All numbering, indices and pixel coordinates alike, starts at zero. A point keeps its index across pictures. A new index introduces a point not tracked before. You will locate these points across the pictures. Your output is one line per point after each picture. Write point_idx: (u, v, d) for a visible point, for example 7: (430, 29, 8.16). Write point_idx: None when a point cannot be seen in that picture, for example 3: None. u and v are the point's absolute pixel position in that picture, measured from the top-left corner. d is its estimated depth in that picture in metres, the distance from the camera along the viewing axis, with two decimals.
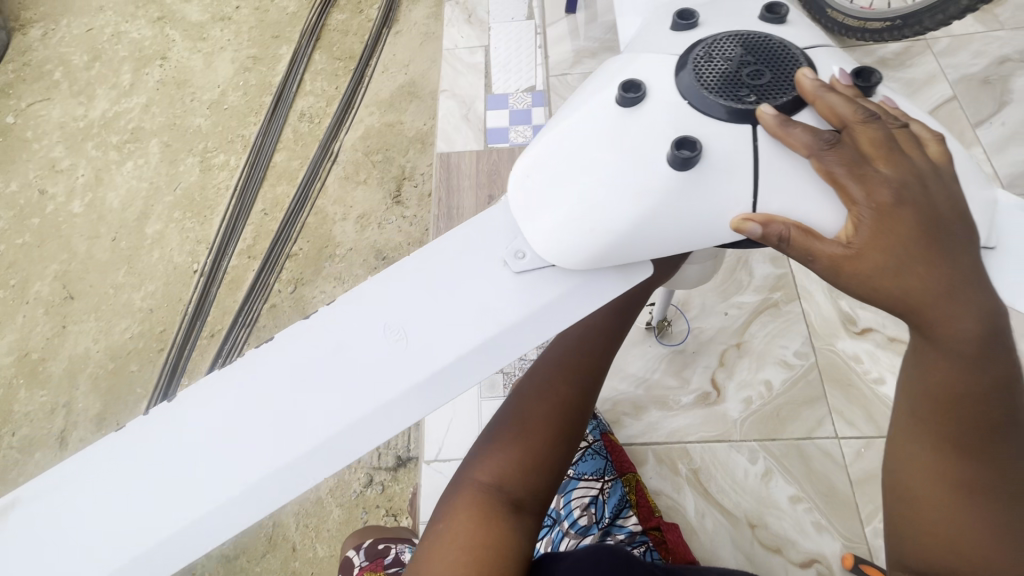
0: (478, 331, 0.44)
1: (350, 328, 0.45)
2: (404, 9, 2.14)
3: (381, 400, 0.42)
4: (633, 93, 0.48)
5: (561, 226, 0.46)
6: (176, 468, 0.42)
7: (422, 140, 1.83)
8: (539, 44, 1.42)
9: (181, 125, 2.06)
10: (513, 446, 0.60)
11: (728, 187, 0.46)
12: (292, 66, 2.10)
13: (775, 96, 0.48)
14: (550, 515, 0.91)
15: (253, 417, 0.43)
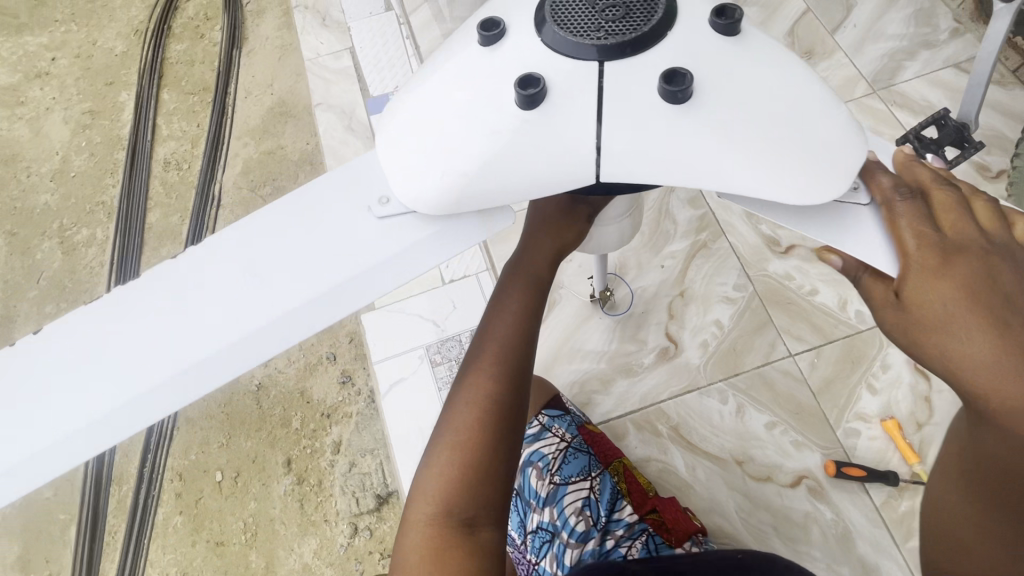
0: (329, 275, 0.44)
1: (214, 272, 0.45)
2: (251, 25, 1.97)
3: (222, 342, 0.43)
4: (493, 32, 0.48)
5: (410, 172, 0.47)
6: (28, 397, 0.42)
7: (310, 160, 1.70)
8: (406, 35, 1.34)
9: (25, 206, 1.78)
10: (453, 462, 0.57)
11: (571, 110, 0.45)
12: (139, 111, 1.87)
13: (624, 28, 0.46)
14: (545, 528, 0.87)
15: (107, 353, 0.43)
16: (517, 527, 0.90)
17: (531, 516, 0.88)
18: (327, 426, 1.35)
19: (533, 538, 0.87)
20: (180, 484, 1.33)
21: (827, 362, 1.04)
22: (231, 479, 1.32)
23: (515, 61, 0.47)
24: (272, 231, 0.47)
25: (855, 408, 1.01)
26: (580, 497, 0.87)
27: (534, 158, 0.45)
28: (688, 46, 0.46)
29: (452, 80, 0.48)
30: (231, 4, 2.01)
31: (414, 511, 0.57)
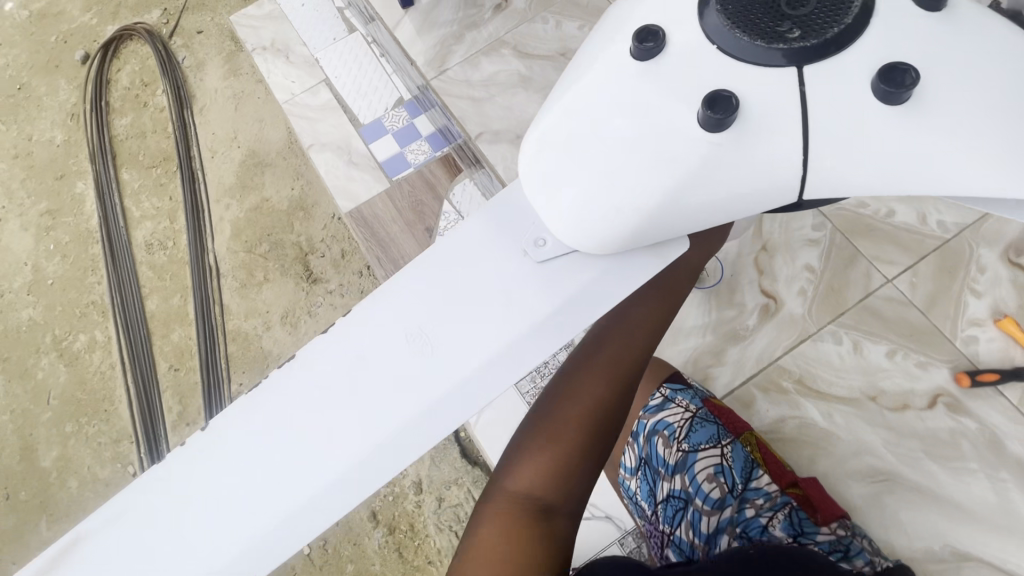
0: (501, 334, 0.43)
1: (373, 344, 0.44)
2: (195, 81, 1.86)
3: (399, 418, 0.43)
4: (650, 43, 0.44)
5: (584, 211, 0.44)
6: (223, 497, 0.43)
7: (301, 205, 1.62)
8: (379, 52, 1.27)
9: (9, 327, 1.66)
10: (546, 451, 0.58)
11: (762, 126, 0.42)
12: (103, 199, 1.75)
13: (822, 27, 0.42)
14: (678, 496, 0.87)
15: (289, 444, 0.43)
16: (646, 494, 0.91)
17: (662, 484, 0.89)
18: (402, 469, 1.30)
19: (664, 507, 0.88)
20: None
21: (928, 278, 0.96)
22: (320, 549, 1.28)
23: (693, 73, 0.43)
24: (430, 289, 0.45)
25: (967, 314, 0.94)
26: (714, 466, 0.88)
27: (718, 186, 0.44)
28: (893, 28, 0.41)
29: (622, 101, 0.44)
30: (167, 64, 1.89)
31: (500, 485, 0.59)
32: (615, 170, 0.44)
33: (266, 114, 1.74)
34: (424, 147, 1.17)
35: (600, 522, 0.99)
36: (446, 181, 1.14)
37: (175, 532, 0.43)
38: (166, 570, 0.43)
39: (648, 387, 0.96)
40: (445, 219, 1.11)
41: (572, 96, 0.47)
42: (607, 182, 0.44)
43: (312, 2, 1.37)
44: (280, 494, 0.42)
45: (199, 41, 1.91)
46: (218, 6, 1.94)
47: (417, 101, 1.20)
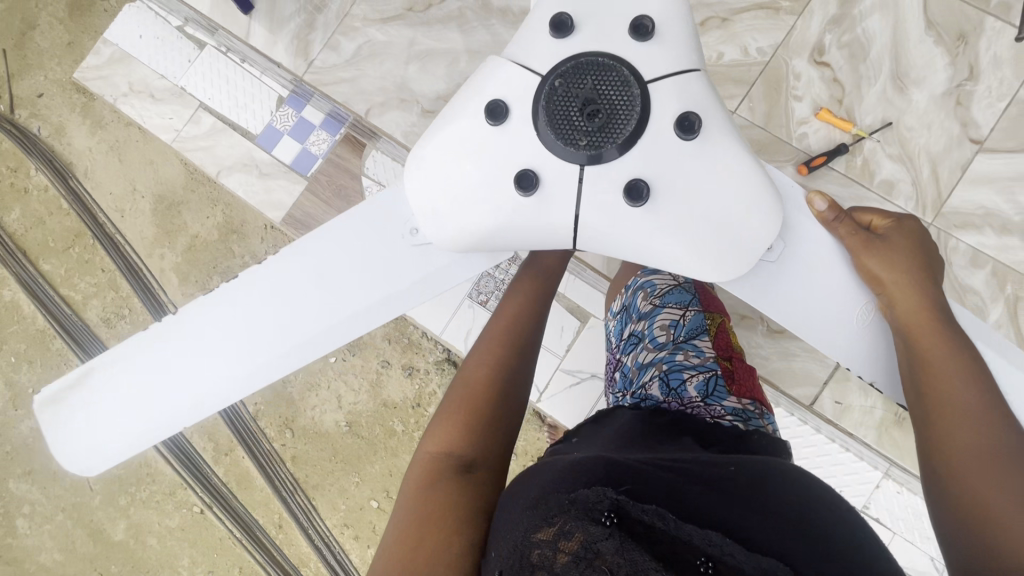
0: (387, 287, 0.65)
1: (300, 274, 0.65)
2: (64, 147, 1.77)
3: (314, 331, 0.65)
4: (499, 115, 0.60)
5: (447, 238, 0.63)
6: (190, 363, 0.64)
7: (231, 227, 1.66)
8: (238, 59, 1.28)
9: (17, 445, 1.72)
10: (455, 412, 0.70)
11: (553, 184, 0.60)
12: (38, 297, 1.75)
13: (601, 139, 0.58)
14: (637, 334, 0.89)
15: (240, 332, 0.64)
16: (616, 335, 0.95)
17: (627, 327, 0.92)
18: (424, 411, 1.49)
19: (622, 343, 0.91)
20: (352, 529, 1.52)
21: (762, 93, 0.97)
22: (386, 498, 1.51)
23: (520, 141, 0.60)
24: (342, 244, 0.65)
25: (794, 117, 0.96)
26: (671, 319, 0.88)
27: (520, 236, 0.63)
28: (653, 137, 0.59)
29: (472, 159, 0.61)
30: (25, 141, 1.79)
31: (420, 448, 0.68)
32: (460, 217, 0.62)
33: (154, 154, 1.72)
34: (323, 135, 1.23)
35: (589, 382, 1.13)
36: (355, 159, 1.22)
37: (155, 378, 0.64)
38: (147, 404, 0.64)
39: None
40: (369, 192, 1.21)
41: (446, 140, 0.63)
42: (454, 227, 0.62)
43: (149, 30, 1.33)
44: (229, 367, 0.64)
45: (45, 104, 1.79)
46: (45, 60, 1.80)
47: (296, 92, 1.24)
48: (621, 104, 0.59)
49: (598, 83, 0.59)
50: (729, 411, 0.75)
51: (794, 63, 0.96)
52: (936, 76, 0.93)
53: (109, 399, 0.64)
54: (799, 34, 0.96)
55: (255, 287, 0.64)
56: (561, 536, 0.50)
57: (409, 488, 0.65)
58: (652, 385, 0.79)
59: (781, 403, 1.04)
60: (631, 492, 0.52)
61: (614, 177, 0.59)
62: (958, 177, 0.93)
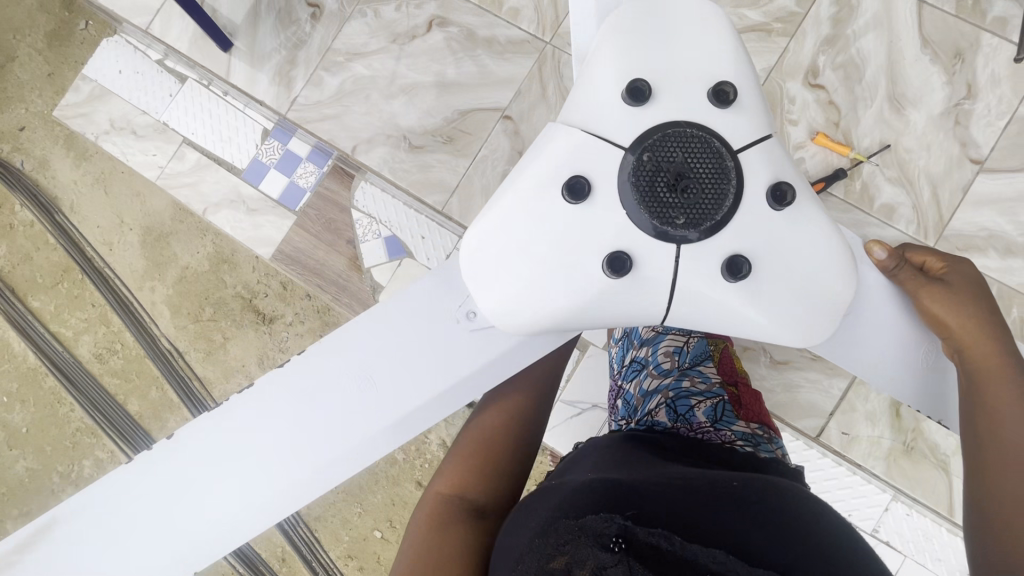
0: (442, 381, 0.58)
1: (342, 370, 0.58)
2: (48, 181, 1.74)
3: (363, 433, 0.58)
4: (580, 190, 0.53)
5: (515, 321, 0.56)
6: (227, 471, 0.58)
7: (222, 258, 1.63)
8: (220, 93, 1.25)
9: (13, 486, 1.70)
10: (467, 456, 0.70)
11: (642, 266, 0.53)
12: (28, 335, 1.72)
13: (701, 219, 0.52)
14: (639, 361, 0.87)
15: (281, 436, 0.59)
16: (617, 362, 0.93)
17: (628, 352, 0.90)
18: (425, 439, 1.47)
19: (624, 369, 0.89)
20: (356, 560, 1.50)
21: None
22: (389, 528, 1.49)
23: (606, 219, 0.53)
24: (388, 333, 0.58)
25: (790, 141, 0.94)
26: (674, 346, 0.86)
27: (602, 317, 0.55)
28: (750, 213, 0.53)
29: (549, 236, 0.53)
30: (8, 175, 1.75)
31: (432, 487, 0.69)
32: (540, 305, 0.54)
33: (139, 186, 1.69)
34: (309, 168, 1.21)
35: (590, 413, 1.11)
36: (344, 192, 1.19)
37: (190, 488, 0.59)
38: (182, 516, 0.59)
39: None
40: (359, 225, 1.18)
41: (512, 219, 0.54)
42: (532, 316, 0.55)
43: (129, 65, 1.30)
44: (272, 476, 0.58)
45: (28, 138, 1.76)
46: (25, 93, 1.76)
47: (280, 126, 1.21)
48: (715, 181, 0.53)
49: (687, 157, 0.53)
50: (739, 436, 0.71)
51: (788, 85, 0.94)
52: (934, 96, 0.91)
53: (138, 511, 0.59)
54: (792, 56, 0.94)
55: (297, 384, 0.58)
56: (571, 564, 0.50)
57: (413, 532, 0.65)
58: (659, 412, 0.76)
59: (786, 431, 1.02)
60: (636, 518, 0.53)
61: (710, 256, 0.53)
62: (959, 199, 0.91)
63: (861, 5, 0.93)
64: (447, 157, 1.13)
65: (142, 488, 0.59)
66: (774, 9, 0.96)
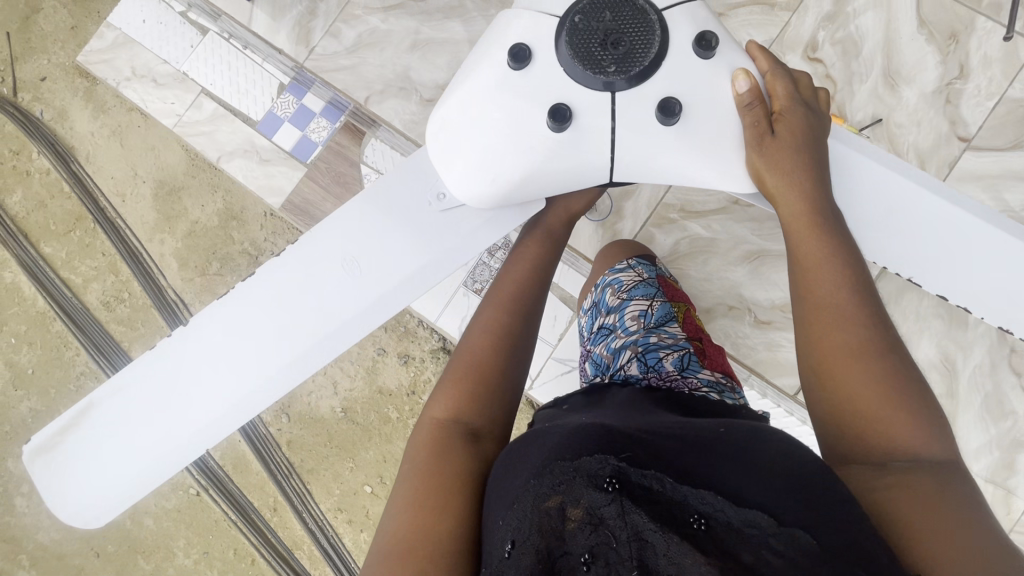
0: (417, 256, 0.66)
1: (324, 258, 0.66)
2: (65, 131, 1.78)
3: (346, 310, 0.65)
4: (523, 58, 0.64)
5: (472, 182, 0.65)
6: (218, 363, 0.64)
7: (232, 214, 1.67)
8: (240, 45, 1.29)
9: (16, 425, 1.75)
10: (456, 382, 0.69)
11: (590, 126, 0.64)
12: (38, 279, 1.76)
13: (629, 68, 0.63)
14: (608, 326, 0.90)
15: (270, 321, 0.65)
16: (588, 330, 0.96)
17: (598, 320, 0.93)
18: (419, 398, 1.51)
19: (594, 335, 0.92)
20: (345, 512, 1.54)
21: None
22: (379, 483, 1.53)
23: (549, 80, 0.64)
24: (364, 220, 0.66)
25: None
26: (640, 310, 0.89)
27: (553, 170, 0.65)
28: (675, 63, 0.64)
29: (503, 101, 0.64)
30: (29, 124, 1.79)
31: (425, 416, 0.68)
32: (495, 163, 0.64)
33: (155, 140, 1.73)
34: (323, 123, 1.24)
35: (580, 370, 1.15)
36: (354, 147, 1.23)
37: (183, 388, 0.64)
38: (178, 417, 0.64)
39: (617, 258, 1.01)
40: (367, 180, 1.22)
41: (471, 90, 0.66)
42: (486, 172, 0.65)
43: (153, 15, 1.34)
44: (263, 366, 0.64)
45: (48, 88, 1.80)
46: (48, 45, 1.80)
47: (297, 81, 1.25)
48: (641, 34, 0.63)
49: (616, 16, 0.63)
50: (705, 383, 0.76)
51: (788, 58, 0.98)
52: (926, 75, 0.95)
53: (137, 419, 0.64)
54: (793, 30, 0.98)
55: (281, 276, 0.65)
56: (567, 504, 0.50)
57: (410, 461, 0.64)
58: (630, 365, 0.79)
59: (768, 393, 1.07)
60: (632, 459, 0.51)
61: (645, 100, 0.64)
62: (945, 173, 0.95)
63: None
64: None
65: (134, 397, 0.64)
66: None
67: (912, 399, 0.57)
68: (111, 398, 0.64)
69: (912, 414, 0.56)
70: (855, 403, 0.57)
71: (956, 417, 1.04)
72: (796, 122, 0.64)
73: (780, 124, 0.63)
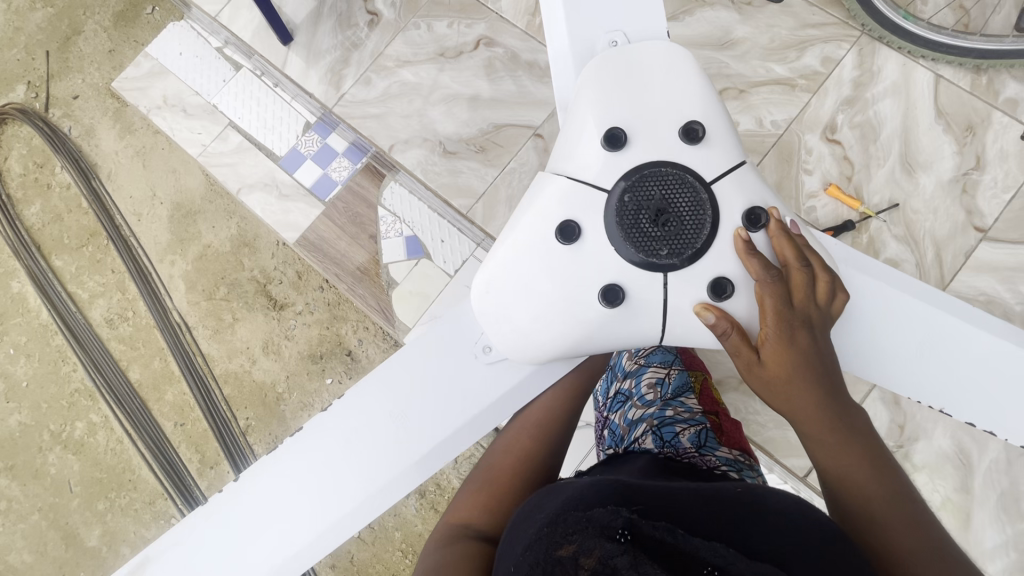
0: (467, 413, 0.63)
1: (370, 413, 0.63)
2: (91, 149, 1.81)
3: (393, 470, 0.62)
4: (571, 234, 0.59)
5: (517, 349, 0.62)
6: (266, 517, 0.63)
7: (244, 242, 1.68)
8: (271, 84, 1.33)
9: (3, 438, 1.72)
10: (477, 493, 0.67)
11: (645, 308, 0.59)
12: (44, 291, 1.76)
13: (683, 250, 0.58)
14: (624, 393, 0.89)
15: (316, 477, 0.63)
16: (601, 394, 0.94)
17: (613, 384, 0.92)
18: None
19: (608, 401, 0.90)
20: (328, 557, 1.49)
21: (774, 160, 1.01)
22: (366, 529, 1.48)
23: (599, 256, 0.58)
24: (410, 376, 0.64)
25: (804, 189, 1.00)
26: (657, 377, 0.89)
27: (605, 342, 0.61)
28: (729, 245, 0.58)
29: (548, 274, 0.59)
30: (55, 139, 1.83)
31: (442, 520, 0.66)
32: (540, 337, 0.60)
33: (177, 163, 1.76)
34: (344, 163, 1.27)
35: (584, 431, 1.12)
36: (374, 189, 1.25)
37: (235, 540, 0.62)
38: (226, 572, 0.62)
39: None
40: (383, 223, 1.23)
41: (515, 257, 0.60)
42: (529, 347, 0.61)
43: (190, 48, 1.39)
44: (308, 524, 0.62)
45: (79, 106, 1.84)
46: (85, 65, 1.86)
47: (325, 121, 1.29)
48: (692, 211, 0.58)
49: (665, 194, 0.59)
50: (722, 461, 0.73)
51: (807, 137, 1.01)
52: (943, 163, 0.97)
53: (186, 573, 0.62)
54: (813, 110, 1.01)
55: (330, 430, 0.64)
56: (580, 553, 0.46)
57: (421, 558, 0.61)
58: (645, 438, 0.76)
59: (774, 470, 1.05)
60: (643, 511, 0.49)
61: (696, 280, 0.58)
62: (961, 263, 0.96)
63: (881, 72, 1.00)
64: (476, 166, 1.19)
65: (188, 549, 0.63)
66: (799, 66, 1.03)
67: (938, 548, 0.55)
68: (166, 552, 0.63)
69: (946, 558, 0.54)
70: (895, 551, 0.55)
71: (971, 510, 1.01)
72: (791, 348, 0.57)
73: (769, 350, 0.57)
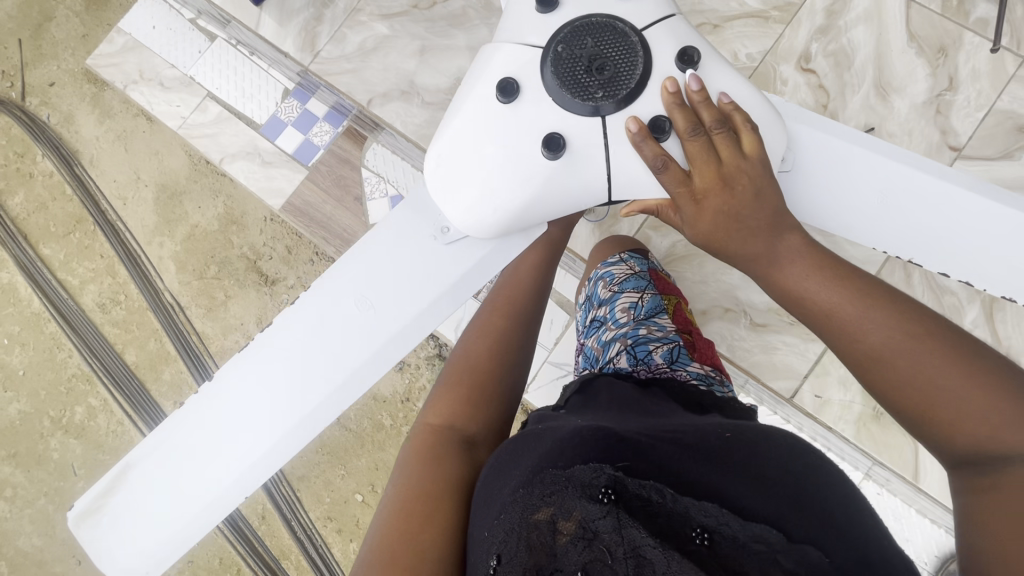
0: (431, 292, 0.66)
1: (335, 302, 0.65)
2: (71, 135, 1.80)
3: (362, 352, 0.65)
4: (510, 89, 0.63)
5: (468, 210, 0.64)
6: (243, 413, 0.64)
7: (232, 219, 1.68)
8: (247, 53, 1.31)
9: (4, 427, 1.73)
10: (456, 385, 0.69)
11: (584, 155, 0.63)
12: (34, 280, 1.76)
13: (616, 90, 0.62)
14: (599, 320, 0.90)
15: (286, 370, 0.65)
16: (583, 322, 0.96)
17: (590, 313, 0.94)
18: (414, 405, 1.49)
19: (586, 328, 0.93)
20: (335, 522, 1.51)
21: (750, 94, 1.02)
22: (370, 492, 1.50)
23: (539, 108, 0.63)
24: (371, 263, 0.66)
25: None
26: (630, 302, 0.89)
27: (554, 195, 0.65)
28: (659, 86, 0.63)
29: (495, 132, 0.63)
30: (35, 128, 1.81)
31: (420, 419, 0.68)
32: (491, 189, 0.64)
33: (159, 145, 1.75)
34: (326, 127, 1.26)
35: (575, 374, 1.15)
36: (356, 151, 1.24)
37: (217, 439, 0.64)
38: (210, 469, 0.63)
39: (610, 251, 1.02)
40: (367, 183, 1.23)
41: (463, 117, 0.65)
42: (481, 200, 0.64)
43: (162, 21, 1.37)
44: (284, 414, 0.64)
45: (56, 93, 1.82)
46: (59, 51, 1.83)
47: (303, 87, 1.27)
48: (624, 56, 0.63)
49: (598, 44, 0.63)
50: (694, 375, 0.76)
51: (781, 68, 1.02)
52: (917, 86, 0.98)
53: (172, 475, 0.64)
54: (786, 41, 1.02)
55: (296, 324, 0.65)
56: (558, 517, 0.48)
57: (404, 461, 0.64)
58: (619, 358, 0.79)
59: (765, 400, 1.11)
60: (627, 468, 0.50)
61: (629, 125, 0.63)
62: None
63: None
64: None
65: (168, 452, 0.64)
66: None
67: (935, 354, 0.57)
68: (148, 457, 0.64)
69: (952, 366, 0.57)
70: (893, 383, 0.59)
71: None
72: (715, 201, 0.62)
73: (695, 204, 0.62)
